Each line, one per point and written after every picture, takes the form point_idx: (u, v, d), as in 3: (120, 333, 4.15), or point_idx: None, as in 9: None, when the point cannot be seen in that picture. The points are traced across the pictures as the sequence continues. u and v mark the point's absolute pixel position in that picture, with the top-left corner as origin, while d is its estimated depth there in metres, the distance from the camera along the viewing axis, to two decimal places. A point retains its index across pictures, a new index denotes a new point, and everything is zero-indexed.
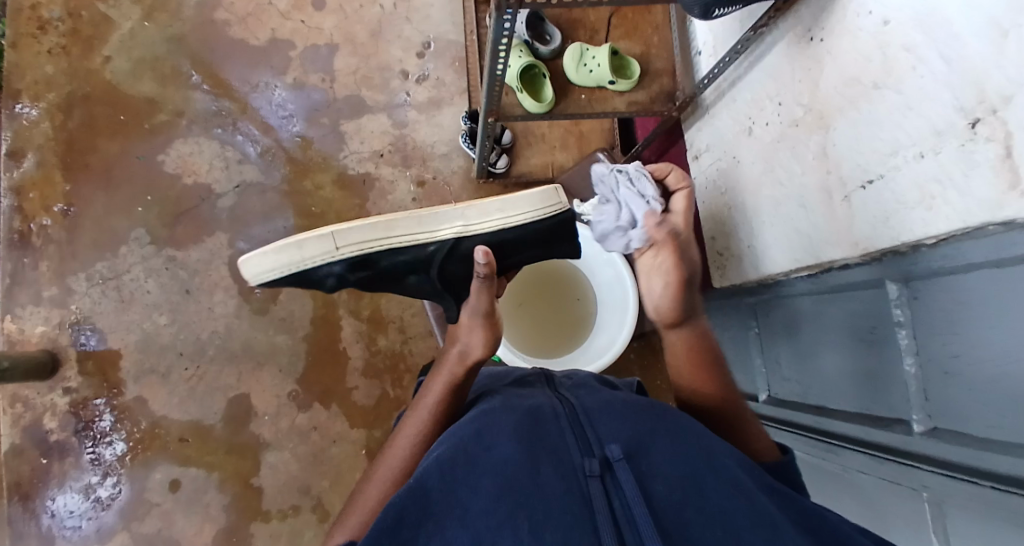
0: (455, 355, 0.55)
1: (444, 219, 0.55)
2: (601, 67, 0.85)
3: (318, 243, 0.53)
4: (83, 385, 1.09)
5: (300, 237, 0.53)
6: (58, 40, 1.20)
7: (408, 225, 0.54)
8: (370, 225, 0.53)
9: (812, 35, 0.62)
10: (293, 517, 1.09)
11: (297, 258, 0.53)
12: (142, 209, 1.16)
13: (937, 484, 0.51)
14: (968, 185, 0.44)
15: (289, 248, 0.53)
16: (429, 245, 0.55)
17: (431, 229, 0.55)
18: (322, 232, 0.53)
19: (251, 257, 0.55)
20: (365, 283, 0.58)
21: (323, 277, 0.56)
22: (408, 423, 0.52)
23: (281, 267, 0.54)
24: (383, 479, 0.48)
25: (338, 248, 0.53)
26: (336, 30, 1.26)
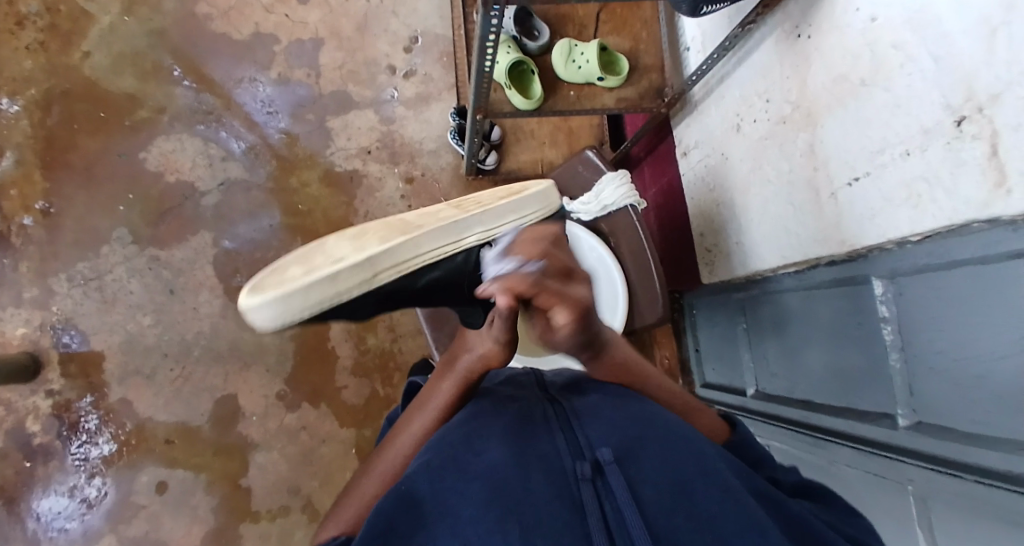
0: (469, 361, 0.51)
1: (466, 226, 0.51)
2: (590, 63, 0.84)
3: (354, 271, 0.44)
4: (66, 387, 1.07)
5: (328, 269, 0.43)
6: (36, 35, 1.17)
7: (437, 237, 0.49)
8: (403, 242, 0.47)
9: (800, 32, 0.62)
10: (283, 518, 1.08)
11: (330, 294, 0.43)
12: (124, 207, 1.14)
13: (923, 479, 0.51)
14: (955, 182, 0.44)
15: (319, 283, 0.43)
16: (457, 254, 0.51)
17: (458, 239, 0.50)
18: (354, 259, 0.44)
19: (264, 305, 0.41)
20: (385, 306, 0.51)
21: (353, 309, 0.47)
22: (412, 421, 0.50)
23: (307, 308, 0.43)
24: (378, 477, 0.47)
25: (375, 274, 0.45)
26: (321, 24, 1.25)
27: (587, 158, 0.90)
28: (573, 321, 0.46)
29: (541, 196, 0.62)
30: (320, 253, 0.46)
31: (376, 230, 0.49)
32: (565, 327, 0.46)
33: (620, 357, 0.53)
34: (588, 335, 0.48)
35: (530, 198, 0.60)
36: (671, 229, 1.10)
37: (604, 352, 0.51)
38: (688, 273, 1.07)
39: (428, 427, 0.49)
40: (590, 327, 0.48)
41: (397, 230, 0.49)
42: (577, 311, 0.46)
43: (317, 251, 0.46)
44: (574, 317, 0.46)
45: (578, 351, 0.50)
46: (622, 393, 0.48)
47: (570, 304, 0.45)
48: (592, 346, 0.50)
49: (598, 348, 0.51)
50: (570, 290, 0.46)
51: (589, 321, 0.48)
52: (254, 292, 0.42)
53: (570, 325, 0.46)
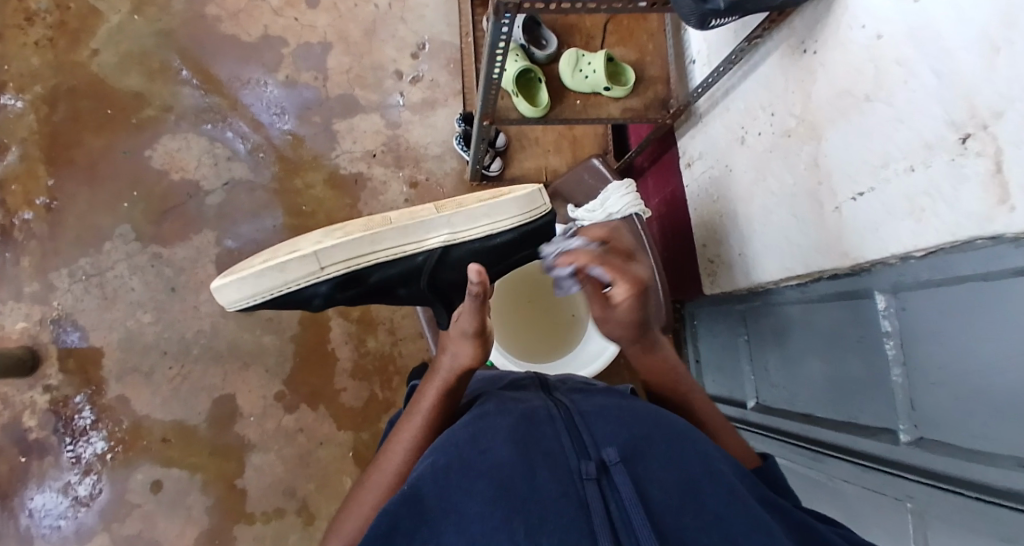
0: (450, 362, 0.53)
1: (430, 228, 0.54)
2: (597, 73, 0.85)
3: (301, 264, 0.51)
4: (64, 383, 1.07)
5: (282, 259, 0.51)
6: (45, 32, 1.18)
7: (396, 235, 0.53)
8: (357, 239, 0.52)
9: (805, 47, 0.63)
10: (278, 520, 1.07)
11: (278, 283, 0.52)
12: (128, 205, 1.14)
13: (921, 494, 0.51)
14: (957, 197, 0.44)
15: (269, 271, 0.51)
16: (417, 254, 0.54)
17: (419, 239, 0.54)
18: (304, 252, 0.51)
19: (229, 286, 0.52)
20: (349, 295, 0.57)
21: (310, 297, 0.54)
22: (403, 429, 0.50)
23: (264, 291, 0.52)
24: (377, 486, 0.47)
25: (322, 268, 0.51)
26: (329, 28, 1.26)
27: (593, 166, 0.91)
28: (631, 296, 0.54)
29: (528, 199, 0.59)
30: (292, 244, 0.54)
31: (352, 223, 0.55)
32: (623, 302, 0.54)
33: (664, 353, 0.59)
34: (640, 316, 0.56)
35: (513, 200, 0.57)
36: (672, 238, 1.11)
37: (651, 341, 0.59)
38: (689, 283, 1.07)
39: (422, 434, 0.49)
40: (642, 310, 0.56)
41: (366, 225, 0.54)
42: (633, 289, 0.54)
43: (291, 242, 0.54)
44: (631, 292, 0.54)
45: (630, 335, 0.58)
46: (625, 395, 0.48)
47: (628, 283, 0.54)
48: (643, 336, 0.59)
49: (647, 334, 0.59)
50: (631, 270, 0.55)
51: (644, 304, 0.56)
52: (225, 274, 0.54)
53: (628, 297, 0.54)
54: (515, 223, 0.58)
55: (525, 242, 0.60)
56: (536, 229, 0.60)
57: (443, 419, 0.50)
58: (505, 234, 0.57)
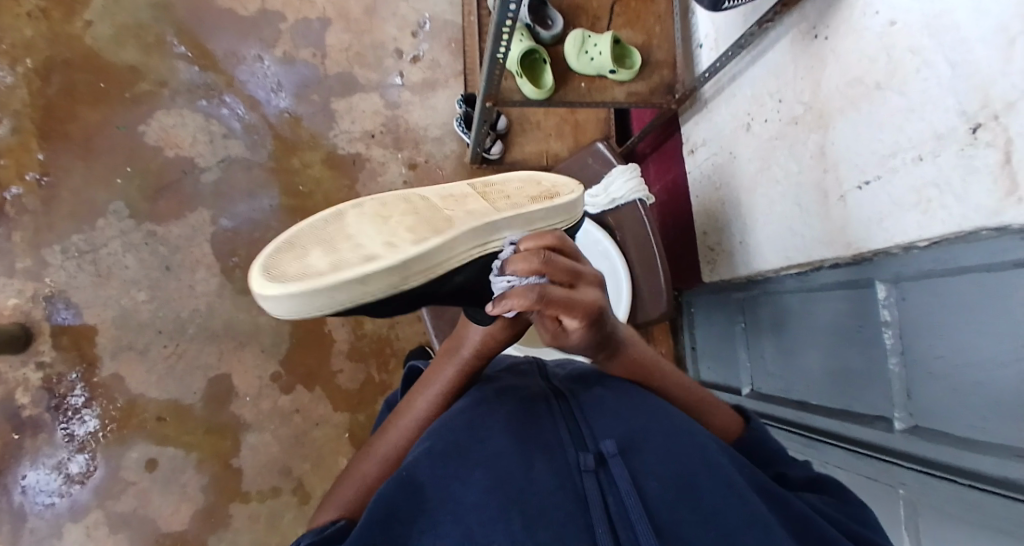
0: (473, 345, 0.50)
1: (498, 228, 0.45)
2: (603, 55, 0.84)
3: (383, 276, 0.40)
4: (57, 360, 1.06)
5: (358, 270, 0.39)
6: (37, 1, 1.15)
7: (469, 240, 0.43)
8: (436, 246, 0.41)
9: (816, 33, 0.62)
10: (273, 500, 1.08)
11: (356, 294, 0.39)
12: (122, 181, 1.12)
13: (914, 483, 0.52)
14: (966, 190, 0.44)
15: (347, 284, 0.39)
16: (485, 258, 0.45)
17: (487, 243, 0.45)
18: (387, 264, 0.39)
19: (285, 296, 0.38)
20: (398, 309, 0.46)
21: (372, 310, 0.42)
22: (412, 405, 0.50)
23: (331, 304, 0.39)
24: (380, 460, 0.48)
25: (405, 281, 0.41)
26: (329, 4, 1.23)
27: (598, 150, 0.90)
28: (585, 326, 0.41)
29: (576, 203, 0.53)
30: (348, 242, 0.41)
31: (403, 216, 0.44)
32: (576, 331, 0.41)
33: (638, 356, 0.49)
34: (603, 334, 0.44)
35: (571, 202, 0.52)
36: (673, 225, 1.10)
37: (621, 352, 0.47)
38: (688, 271, 1.07)
39: (429, 412, 0.49)
40: (603, 328, 0.43)
41: (428, 224, 0.43)
42: (591, 315, 0.40)
43: (339, 236, 0.42)
44: (586, 322, 0.41)
45: (593, 350, 0.45)
46: (629, 384, 0.47)
47: (581, 311, 0.39)
48: (607, 344, 0.46)
49: (615, 347, 0.46)
50: (582, 295, 0.39)
51: (602, 321, 0.42)
52: (274, 279, 0.39)
53: (581, 328, 0.41)
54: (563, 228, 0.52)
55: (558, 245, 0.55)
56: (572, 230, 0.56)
57: (449, 401, 0.50)
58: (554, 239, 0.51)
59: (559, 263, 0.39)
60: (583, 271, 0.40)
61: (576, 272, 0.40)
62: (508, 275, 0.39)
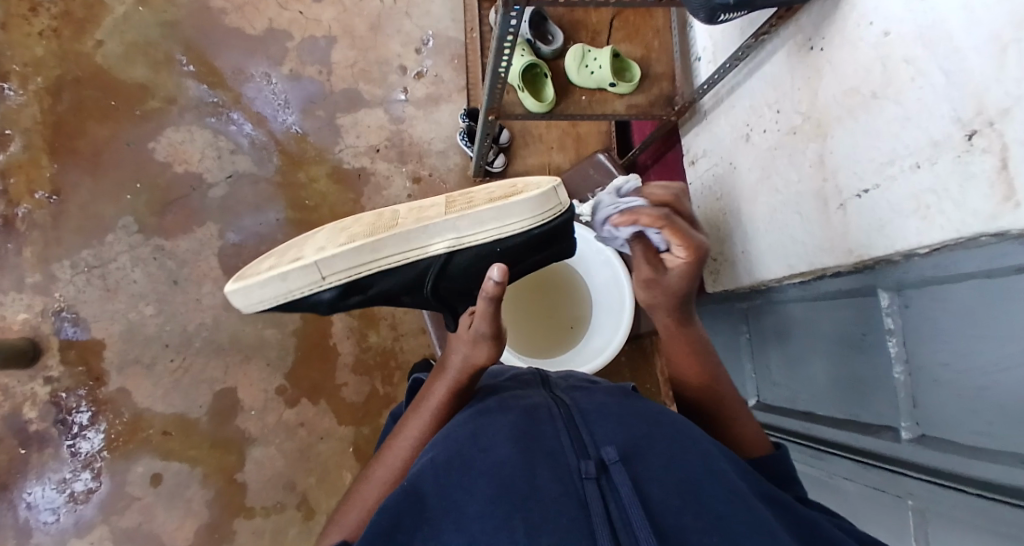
0: (459, 364, 0.52)
1: (435, 232, 0.49)
2: (603, 69, 0.85)
3: (303, 273, 0.48)
4: (64, 375, 1.07)
5: (282, 268, 0.48)
6: (50, 22, 1.18)
7: (398, 242, 0.49)
8: (357, 247, 0.48)
9: (812, 45, 0.63)
10: (278, 514, 1.07)
11: (282, 292, 0.49)
12: (130, 196, 1.14)
13: (924, 492, 0.51)
14: (964, 196, 0.44)
15: (272, 281, 0.48)
16: (422, 261, 0.50)
17: (423, 245, 0.49)
18: (305, 262, 0.48)
19: (229, 295, 0.50)
20: (352, 308, 0.54)
21: (313, 305, 0.51)
22: (408, 425, 0.50)
23: (266, 301, 0.49)
24: (380, 480, 0.47)
25: (325, 277, 0.48)
26: (335, 22, 1.26)
27: (599, 161, 0.93)
28: (687, 261, 0.55)
29: (541, 197, 0.51)
30: (297, 252, 0.51)
31: (356, 230, 0.52)
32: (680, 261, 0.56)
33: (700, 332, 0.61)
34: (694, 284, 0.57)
35: (527, 199, 0.50)
36: None
37: (691, 321, 0.60)
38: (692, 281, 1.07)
39: (426, 431, 0.49)
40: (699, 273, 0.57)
41: (369, 231, 0.50)
42: (692, 253, 0.55)
43: (296, 249, 0.53)
44: (688, 257, 0.55)
45: (670, 305, 0.59)
46: (629, 394, 0.47)
47: (689, 245, 0.55)
48: (685, 308, 0.59)
49: (688, 310, 0.59)
50: (692, 236, 0.55)
51: (699, 271, 0.57)
52: (232, 284, 0.52)
53: (684, 261, 0.56)
54: (531, 224, 0.51)
55: (542, 245, 0.54)
56: (558, 228, 0.54)
57: (445, 416, 0.50)
58: (516, 238, 0.51)
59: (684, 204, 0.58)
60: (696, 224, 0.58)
61: (694, 222, 0.58)
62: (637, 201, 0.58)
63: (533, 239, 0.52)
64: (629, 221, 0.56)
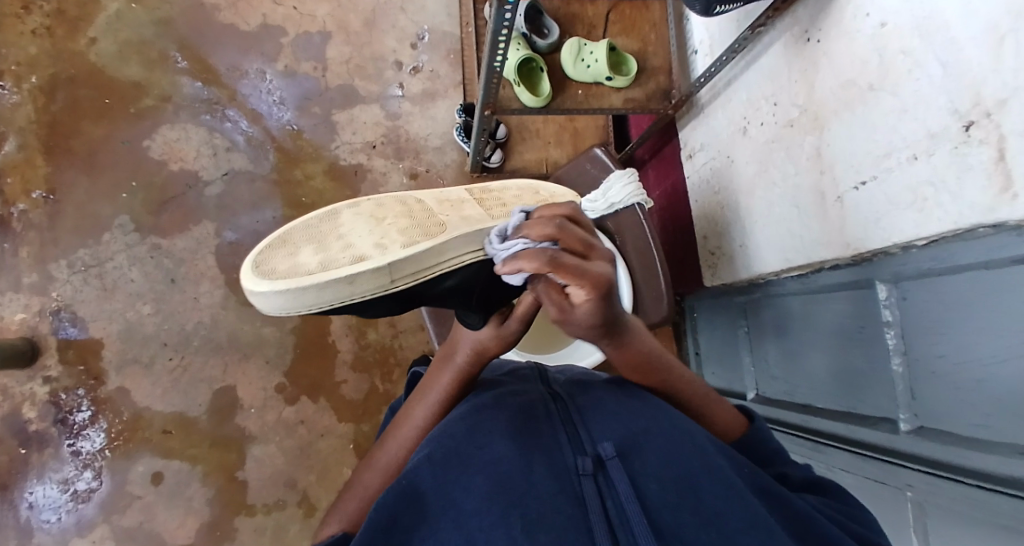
0: (466, 350, 0.49)
1: (488, 236, 0.53)
2: (599, 63, 0.85)
3: (371, 277, 0.47)
4: (63, 375, 1.07)
5: (346, 271, 0.46)
6: (43, 21, 1.17)
7: (459, 245, 0.50)
8: (424, 250, 0.48)
9: (809, 36, 0.63)
10: (279, 512, 1.08)
11: (344, 294, 0.47)
12: (127, 195, 1.13)
13: (921, 483, 0.52)
14: (961, 188, 0.44)
15: (335, 284, 0.47)
16: (474, 263, 0.52)
17: (477, 249, 0.52)
18: (374, 265, 0.47)
19: (277, 292, 0.47)
20: (382, 307, 0.53)
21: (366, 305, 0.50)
22: (412, 414, 0.50)
23: (322, 302, 0.47)
24: (381, 470, 0.47)
25: (393, 281, 0.48)
26: (329, 18, 1.25)
27: (595, 156, 0.92)
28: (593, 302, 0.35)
29: None
30: (343, 245, 0.49)
31: (400, 224, 0.51)
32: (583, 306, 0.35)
33: (643, 346, 0.45)
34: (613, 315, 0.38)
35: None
36: (674, 229, 1.10)
37: (627, 338, 0.43)
38: (690, 275, 1.07)
39: (428, 421, 0.49)
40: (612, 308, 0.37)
41: (421, 230, 0.51)
42: (599, 289, 0.35)
43: (334, 239, 0.50)
44: (594, 296, 0.35)
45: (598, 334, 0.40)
46: (628, 387, 0.47)
47: (588, 282, 0.34)
48: (614, 331, 0.41)
49: (620, 332, 0.42)
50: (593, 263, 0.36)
51: (614, 303, 0.37)
52: (270, 277, 0.47)
53: (590, 302, 0.35)
54: None
55: None
56: None
57: (448, 407, 0.49)
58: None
59: (573, 235, 0.38)
60: (597, 247, 0.38)
61: (590, 249, 0.38)
62: (518, 240, 0.39)
63: None
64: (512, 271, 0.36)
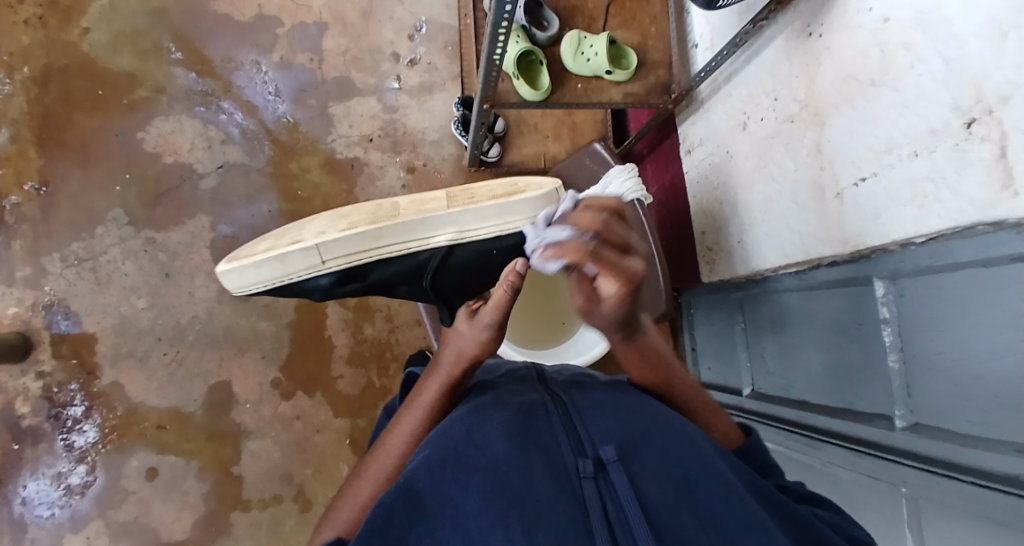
0: (454, 355, 0.50)
1: (435, 225, 0.52)
2: (600, 57, 0.83)
3: (303, 256, 0.51)
4: (57, 369, 1.06)
5: (281, 250, 0.52)
6: (34, 10, 1.15)
7: (399, 233, 0.51)
8: (357, 235, 0.51)
9: (810, 31, 0.62)
10: (275, 506, 1.08)
11: (282, 272, 0.52)
12: (120, 188, 1.12)
13: (917, 480, 0.52)
14: (961, 184, 0.44)
15: (272, 261, 0.52)
16: (421, 252, 0.53)
17: (425, 237, 0.52)
18: (306, 246, 0.51)
19: (230, 271, 0.54)
20: (349, 289, 0.57)
21: (313, 287, 0.55)
22: (401, 422, 0.49)
23: (265, 280, 0.53)
24: (373, 478, 0.47)
25: (324, 262, 0.52)
26: (326, 9, 1.23)
27: (595, 150, 0.92)
28: (621, 295, 0.42)
29: (545, 197, 0.55)
30: (297, 233, 0.54)
31: (354, 214, 0.54)
32: (611, 299, 0.43)
33: (650, 342, 0.51)
34: (632, 312, 0.45)
35: (530, 199, 0.53)
36: (672, 225, 1.10)
37: (637, 335, 0.49)
38: (688, 271, 1.07)
39: (420, 428, 0.48)
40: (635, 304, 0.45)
41: (369, 218, 0.53)
42: (629, 286, 0.42)
43: (297, 229, 0.55)
44: (623, 292, 0.42)
45: (614, 329, 0.47)
46: (624, 390, 0.47)
47: (624, 277, 0.42)
48: (628, 325, 0.48)
49: (631, 328, 0.48)
50: (628, 262, 0.43)
51: (636, 299, 0.45)
52: (232, 259, 0.55)
53: (617, 297, 0.43)
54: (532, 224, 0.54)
55: None
56: None
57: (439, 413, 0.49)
58: (515, 237, 0.54)
59: (615, 230, 0.46)
60: (632, 245, 0.46)
61: (629, 245, 0.45)
62: (562, 228, 0.47)
63: None
64: (554, 256, 0.44)
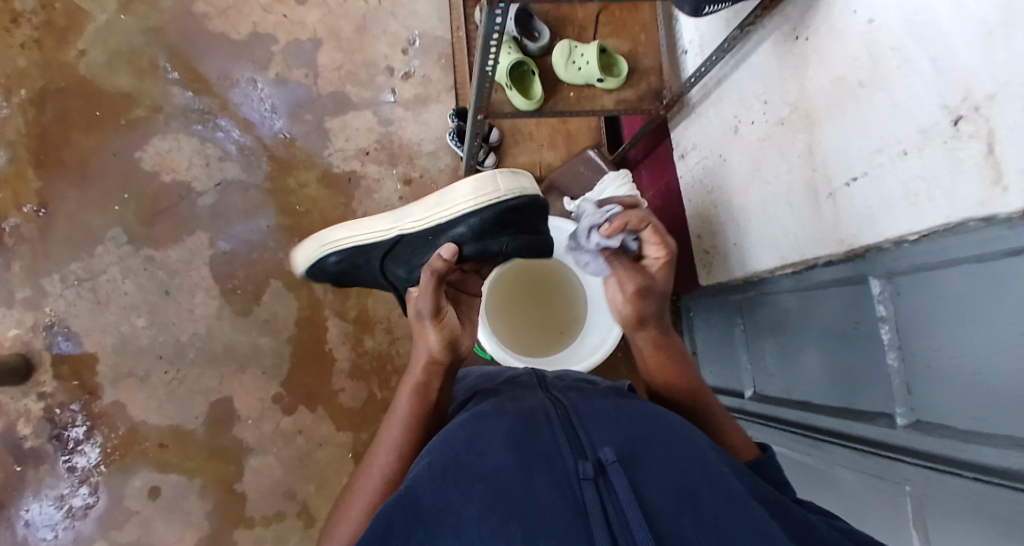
0: (420, 362, 0.53)
1: (394, 218, 0.60)
2: (590, 65, 0.84)
3: (307, 245, 0.67)
4: (58, 389, 1.06)
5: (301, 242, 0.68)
6: (32, 33, 1.16)
7: (364, 225, 0.62)
8: (338, 227, 0.63)
9: (797, 34, 0.63)
10: (278, 523, 1.07)
11: (296, 258, 0.68)
12: (119, 207, 1.13)
13: (921, 479, 0.51)
14: (952, 181, 0.44)
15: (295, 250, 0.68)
16: (382, 241, 0.61)
17: (383, 228, 0.61)
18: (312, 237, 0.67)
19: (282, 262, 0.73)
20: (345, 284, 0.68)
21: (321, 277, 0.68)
22: (384, 436, 0.51)
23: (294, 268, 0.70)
24: (366, 495, 0.47)
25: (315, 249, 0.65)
26: (320, 25, 1.24)
27: (589, 158, 0.92)
28: (664, 263, 0.60)
29: (487, 184, 0.57)
30: None
31: None
32: (657, 261, 0.61)
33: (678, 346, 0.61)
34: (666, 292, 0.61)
35: (468, 184, 0.57)
36: (669, 230, 1.10)
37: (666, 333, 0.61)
38: (687, 275, 1.07)
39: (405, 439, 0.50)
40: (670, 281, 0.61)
41: None
42: (665, 256, 0.60)
43: None
44: (664, 260, 0.60)
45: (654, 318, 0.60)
46: (626, 396, 0.47)
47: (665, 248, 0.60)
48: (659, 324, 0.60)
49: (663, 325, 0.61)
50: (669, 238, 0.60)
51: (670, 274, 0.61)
52: None
53: (661, 263, 0.60)
54: (471, 207, 0.56)
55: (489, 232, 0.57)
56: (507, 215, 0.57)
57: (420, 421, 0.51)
58: (457, 223, 0.57)
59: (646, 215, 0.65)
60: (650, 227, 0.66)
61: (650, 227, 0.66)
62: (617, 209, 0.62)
63: (474, 222, 0.57)
64: (617, 227, 0.58)
